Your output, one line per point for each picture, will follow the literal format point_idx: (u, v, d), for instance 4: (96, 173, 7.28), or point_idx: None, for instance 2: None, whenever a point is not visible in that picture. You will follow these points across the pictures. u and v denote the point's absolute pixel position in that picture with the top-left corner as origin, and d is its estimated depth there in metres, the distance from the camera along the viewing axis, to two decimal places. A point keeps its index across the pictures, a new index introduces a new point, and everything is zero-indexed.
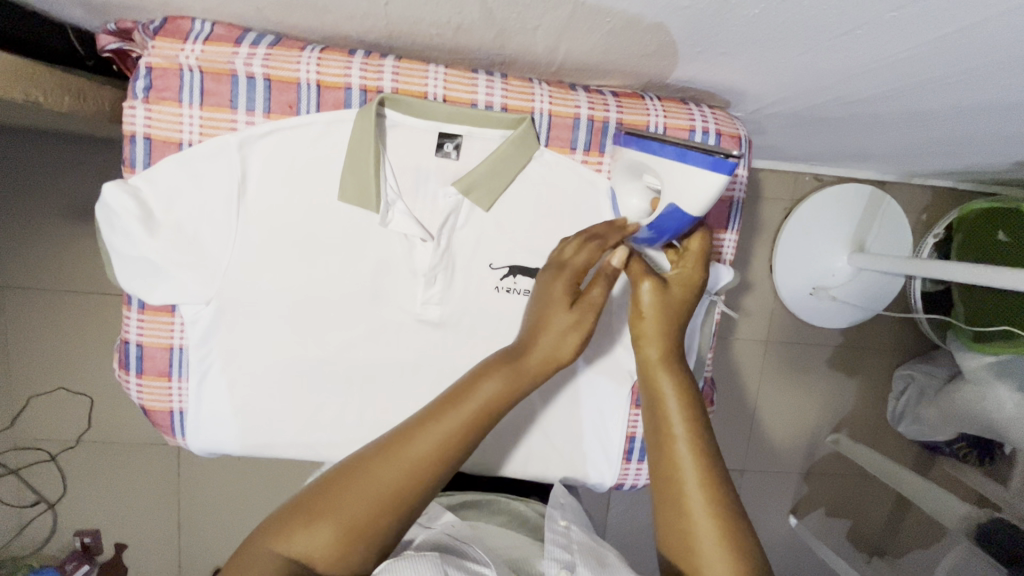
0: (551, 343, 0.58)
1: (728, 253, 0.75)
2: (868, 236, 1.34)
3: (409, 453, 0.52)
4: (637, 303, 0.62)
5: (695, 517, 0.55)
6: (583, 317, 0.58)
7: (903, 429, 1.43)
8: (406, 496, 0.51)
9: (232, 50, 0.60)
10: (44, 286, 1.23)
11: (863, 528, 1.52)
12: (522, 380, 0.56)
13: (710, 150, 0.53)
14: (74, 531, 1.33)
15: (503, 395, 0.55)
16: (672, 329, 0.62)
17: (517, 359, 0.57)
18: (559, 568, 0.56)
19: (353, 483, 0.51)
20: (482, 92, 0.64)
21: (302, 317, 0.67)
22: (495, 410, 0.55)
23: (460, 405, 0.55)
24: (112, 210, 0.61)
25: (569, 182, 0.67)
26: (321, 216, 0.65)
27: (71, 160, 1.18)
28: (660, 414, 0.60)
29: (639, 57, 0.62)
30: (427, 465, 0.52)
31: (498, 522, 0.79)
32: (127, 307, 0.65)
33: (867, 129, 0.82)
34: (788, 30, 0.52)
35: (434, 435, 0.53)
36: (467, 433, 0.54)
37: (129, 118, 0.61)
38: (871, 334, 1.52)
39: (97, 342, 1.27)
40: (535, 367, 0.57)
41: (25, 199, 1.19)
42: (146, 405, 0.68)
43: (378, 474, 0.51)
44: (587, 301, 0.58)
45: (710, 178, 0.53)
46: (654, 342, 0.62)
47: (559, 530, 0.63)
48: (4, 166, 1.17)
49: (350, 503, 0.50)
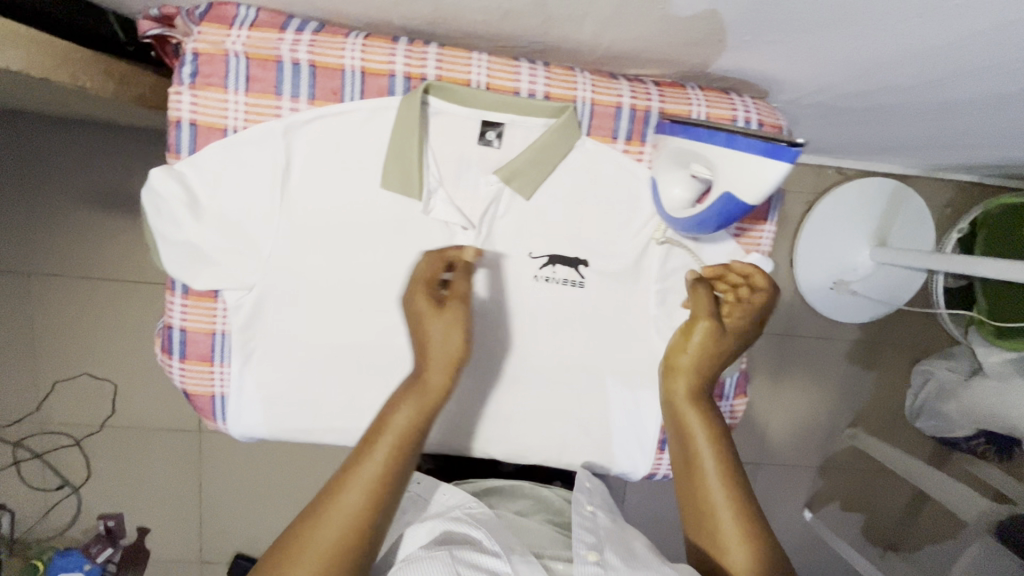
0: (442, 350, 0.59)
1: (768, 243, 0.72)
2: (890, 232, 1.33)
3: (339, 507, 0.53)
4: (690, 331, 0.65)
5: (718, 521, 0.59)
6: (456, 317, 0.60)
7: (922, 425, 1.41)
8: (348, 548, 0.52)
9: (279, 37, 0.61)
10: (70, 273, 1.24)
11: (878, 522, 1.53)
12: (428, 398, 0.59)
13: (774, 137, 0.53)
14: (98, 515, 1.33)
15: (416, 421, 0.58)
16: (710, 359, 0.65)
17: (419, 381, 0.59)
18: (587, 550, 0.56)
19: (299, 549, 0.52)
20: (525, 81, 0.64)
21: (342, 304, 0.67)
22: (412, 433, 0.57)
23: (379, 442, 0.56)
24: (158, 195, 0.61)
25: (609, 171, 0.67)
26: (364, 203, 0.65)
27: (98, 148, 1.19)
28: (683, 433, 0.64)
29: (684, 46, 0.61)
30: (362, 512, 0.53)
31: (519, 507, 0.77)
32: (171, 291, 0.66)
33: (903, 122, 0.82)
34: (840, 20, 0.52)
35: (360, 481, 0.54)
36: (390, 466, 0.56)
37: (175, 103, 0.62)
38: (890, 329, 1.51)
39: (122, 328, 1.27)
40: (436, 382, 0.59)
41: (55, 185, 1.20)
42: (189, 389, 0.69)
43: (319, 532, 0.52)
44: (453, 297, 0.60)
45: (775, 165, 0.54)
46: (693, 369, 0.65)
47: (585, 513, 0.63)
48: (34, 152, 1.18)
49: (298, 572, 0.51)
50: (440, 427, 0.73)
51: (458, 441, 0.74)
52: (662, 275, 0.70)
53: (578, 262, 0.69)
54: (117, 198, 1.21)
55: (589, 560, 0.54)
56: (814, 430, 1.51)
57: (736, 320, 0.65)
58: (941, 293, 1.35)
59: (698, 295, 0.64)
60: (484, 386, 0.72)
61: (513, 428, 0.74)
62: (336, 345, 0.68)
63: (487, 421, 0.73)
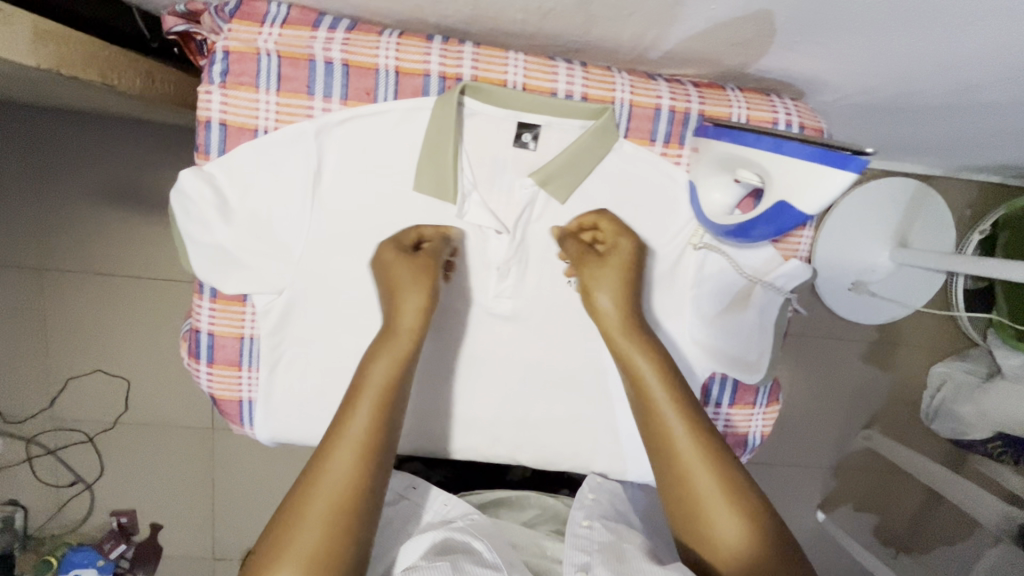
0: (414, 307, 0.59)
1: (806, 249, 0.70)
2: (912, 231, 1.21)
3: (328, 469, 0.52)
4: (585, 285, 0.63)
5: (691, 474, 0.57)
6: (425, 278, 0.60)
7: (936, 427, 1.25)
8: (348, 512, 0.51)
9: (311, 34, 0.59)
10: (83, 268, 1.21)
11: (890, 524, 1.39)
12: (401, 349, 0.58)
13: (841, 145, 0.51)
14: (111, 511, 1.29)
15: (394, 373, 0.57)
16: (627, 303, 0.62)
17: (393, 334, 0.58)
18: (578, 572, 0.55)
19: (297, 515, 0.51)
20: (563, 81, 0.62)
21: (373, 307, 0.66)
22: (389, 387, 0.56)
23: (361, 397, 0.55)
24: (188, 197, 0.60)
25: (646, 175, 0.66)
26: (396, 206, 0.64)
27: (113, 144, 1.17)
28: (637, 389, 0.61)
29: (728, 46, 0.59)
30: (352, 471, 0.52)
31: (528, 517, 0.75)
32: (199, 295, 0.65)
33: (946, 125, 0.78)
34: (900, 20, 0.49)
35: (347, 440, 0.53)
36: (374, 420, 0.55)
37: (205, 102, 0.60)
38: (909, 328, 1.35)
39: (135, 323, 1.24)
40: (412, 333, 0.58)
41: (70, 181, 1.18)
42: (216, 394, 0.68)
43: (314, 495, 0.51)
44: (422, 261, 0.60)
45: (840, 176, 0.51)
46: (614, 318, 0.62)
47: (581, 531, 0.61)
48: (52, 149, 1.16)
49: (298, 539, 0.49)
50: (469, 433, 0.72)
51: (487, 447, 0.73)
52: (698, 280, 0.69)
53: None
54: (131, 192, 1.19)
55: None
56: (824, 428, 1.37)
57: (623, 251, 0.64)
58: (961, 294, 1.24)
59: (567, 251, 0.65)
60: (514, 392, 0.71)
61: (542, 434, 0.72)
62: (365, 349, 0.67)
63: (517, 427, 0.72)
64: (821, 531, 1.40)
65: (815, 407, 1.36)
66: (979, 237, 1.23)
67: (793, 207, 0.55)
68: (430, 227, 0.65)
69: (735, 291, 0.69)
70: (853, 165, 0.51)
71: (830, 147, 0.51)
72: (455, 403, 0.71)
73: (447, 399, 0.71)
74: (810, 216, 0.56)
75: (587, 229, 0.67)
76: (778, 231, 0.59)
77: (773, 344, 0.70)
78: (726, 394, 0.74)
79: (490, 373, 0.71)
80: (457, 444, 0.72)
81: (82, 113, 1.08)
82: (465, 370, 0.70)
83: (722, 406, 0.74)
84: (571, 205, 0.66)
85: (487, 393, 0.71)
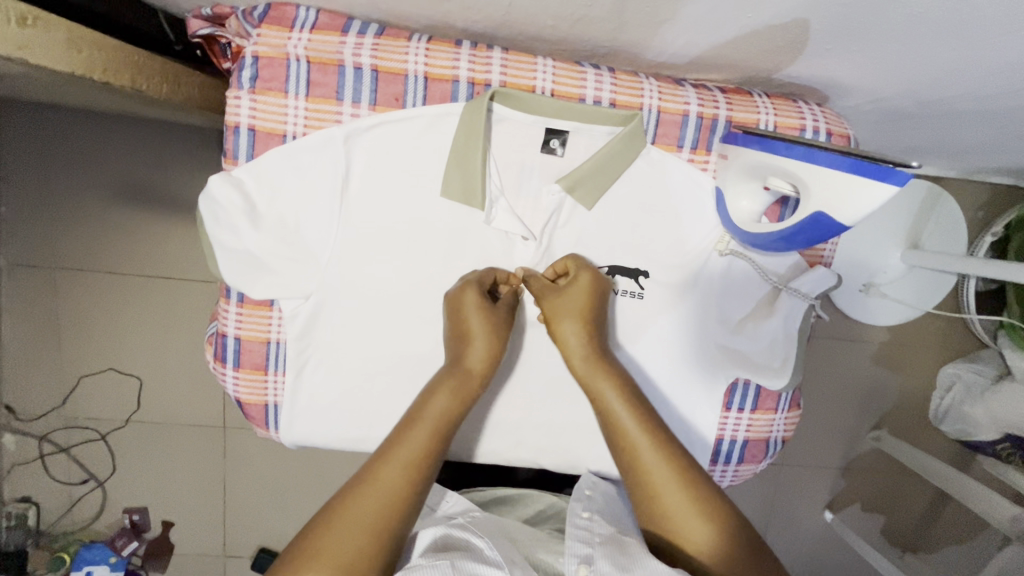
0: (483, 348, 0.61)
1: (829, 257, 0.72)
2: (925, 232, 1.14)
3: (376, 484, 0.53)
4: (549, 317, 0.64)
5: (664, 493, 0.57)
6: (496, 327, 0.62)
7: (945, 429, 1.22)
8: (388, 527, 0.52)
9: (340, 40, 0.59)
10: (90, 266, 1.17)
11: (897, 526, 1.34)
12: (468, 387, 0.61)
13: (882, 160, 0.50)
14: (124, 508, 1.28)
15: (453, 408, 0.59)
16: (589, 330, 0.63)
17: (461, 371, 0.61)
18: (578, 564, 0.49)
19: (332, 526, 0.51)
20: (591, 88, 0.63)
21: (399, 311, 0.67)
22: (449, 421, 0.59)
23: (418, 425, 0.58)
24: (217, 203, 0.60)
25: (671, 181, 0.67)
26: (423, 212, 0.65)
27: (114, 128, 1.11)
28: (606, 416, 0.62)
29: (758, 53, 0.59)
30: (401, 489, 0.54)
31: (530, 514, 0.72)
32: (226, 300, 0.66)
33: (974, 131, 0.77)
34: (940, 31, 0.48)
35: (398, 460, 0.55)
36: (428, 447, 0.57)
37: (234, 108, 0.60)
38: (917, 330, 1.30)
39: (143, 321, 1.20)
40: (477, 372, 0.61)
41: (77, 172, 1.13)
42: (242, 398, 0.69)
43: (354, 507, 0.52)
44: (496, 313, 0.63)
45: (878, 190, 0.50)
46: (577, 346, 0.63)
47: (581, 523, 0.56)
48: (57, 138, 1.11)
49: (331, 547, 0.49)
50: (492, 436, 0.73)
51: (509, 450, 0.73)
52: (723, 284, 0.69)
53: (639, 272, 0.69)
54: (144, 191, 1.14)
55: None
56: (833, 429, 1.33)
57: (583, 285, 0.64)
58: (970, 298, 1.19)
59: (531, 286, 0.65)
60: (538, 397, 0.72)
61: (565, 438, 0.73)
62: (392, 353, 0.68)
63: (540, 431, 0.73)
64: (830, 530, 1.38)
65: (825, 405, 1.32)
66: (990, 239, 1.16)
67: (831, 219, 0.55)
68: (504, 271, 0.66)
69: (759, 296, 0.70)
70: (896, 178, 0.50)
71: (869, 159, 0.51)
72: (479, 408, 0.72)
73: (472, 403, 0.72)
74: (849, 227, 0.55)
75: (553, 270, 0.67)
76: (813, 241, 0.60)
77: (797, 348, 0.70)
78: (748, 400, 0.74)
79: (514, 378, 0.72)
80: (480, 448, 0.73)
81: (91, 109, 1.03)
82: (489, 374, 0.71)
83: (745, 411, 0.74)
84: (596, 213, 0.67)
85: (510, 398, 0.72)
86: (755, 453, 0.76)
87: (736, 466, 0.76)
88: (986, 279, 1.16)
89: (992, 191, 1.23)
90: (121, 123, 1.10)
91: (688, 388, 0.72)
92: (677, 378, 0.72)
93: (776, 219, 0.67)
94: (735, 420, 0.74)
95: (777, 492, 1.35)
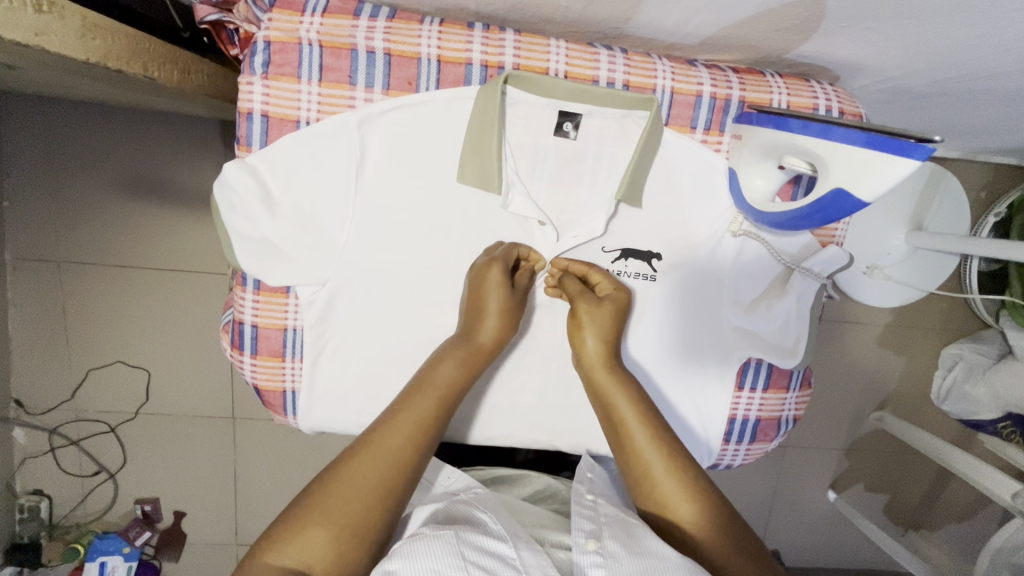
0: (494, 328, 0.63)
1: (841, 237, 0.72)
2: (929, 213, 1.13)
3: (386, 441, 0.56)
4: (576, 321, 0.65)
5: (673, 504, 0.56)
6: (509, 312, 0.64)
7: (946, 408, 1.23)
8: (394, 484, 0.54)
9: (352, 23, 0.59)
10: (93, 258, 1.16)
11: (900, 503, 1.36)
12: (476, 357, 0.63)
13: (908, 133, 0.49)
14: (136, 499, 1.28)
15: (460, 376, 0.62)
16: (610, 344, 0.65)
17: (470, 343, 0.63)
18: (586, 538, 0.49)
19: (340, 480, 0.53)
20: (605, 69, 0.63)
21: (415, 296, 0.68)
22: (454, 390, 0.61)
23: (427, 391, 0.60)
24: (232, 189, 0.60)
25: (687, 161, 0.67)
26: (439, 198, 0.65)
27: (112, 118, 1.10)
28: (616, 423, 0.62)
29: (772, 32, 0.59)
30: (407, 447, 0.56)
31: (528, 494, 0.72)
32: (241, 287, 0.66)
33: (982, 109, 0.77)
34: (957, 9, 0.48)
35: (408, 423, 0.57)
36: (435, 413, 0.59)
37: (247, 94, 0.60)
38: (923, 310, 1.30)
39: (148, 311, 1.20)
40: (486, 349, 0.63)
41: (78, 165, 1.12)
42: (260, 384, 0.70)
43: (361, 469, 0.53)
44: (514, 299, 0.64)
45: (904, 165, 0.50)
46: (594, 357, 0.64)
47: (585, 502, 0.55)
48: (53, 131, 1.10)
49: (338, 501, 0.51)
50: (508, 419, 0.74)
51: (525, 433, 0.74)
52: (736, 266, 0.70)
53: (652, 255, 0.70)
54: (148, 185, 1.13)
55: (588, 551, 0.47)
56: (837, 410, 1.34)
57: (615, 304, 0.66)
58: (975, 278, 1.19)
59: (567, 288, 0.67)
60: (553, 380, 0.73)
61: (580, 420, 0.74)
62: (411, 337, 0.69)
63: (555, 413, 0.74)
64: (833, 510, 1.39)
65: (830, 386, 1.33)
66: (993, 220, 1.16)
67: (851, 197, 0.55)
68: (526, 247, 0.68)
69: (772, 276, 0.70)
70: (918, 153, 0.50)
71: (887, 134, 0.51)
72: (494, 392, 0.73)
73: (488, 387, 0.72)
74: (868, 204, 0.55)
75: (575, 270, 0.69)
76: (829, 220, 0.60)
77: (811, 328, 0.70)
78: (760, 380, 0.75)
79: (529, 361, 0.72)
80: (495, 431, 0.74)
81: (90, 100, 1.01)
82: (504, 358, 0.72)
83: (757, 391, 0.75)
84: (621, 206, 0.68)
85: (526, 382, 0.73)
86: (766, 431, 0.77)
87: (747, 446, 0.77)
88: (990, 259, 1.16)
89: (995, 171, 1.24)
90: (119, 113, 1.09)
91: (699, 372, 0.73)
92: (691, 359, 0.73)
93: (789, 198, 0.67)
94: (747, 399, 0.75)
95: (784, 473, 1.36)
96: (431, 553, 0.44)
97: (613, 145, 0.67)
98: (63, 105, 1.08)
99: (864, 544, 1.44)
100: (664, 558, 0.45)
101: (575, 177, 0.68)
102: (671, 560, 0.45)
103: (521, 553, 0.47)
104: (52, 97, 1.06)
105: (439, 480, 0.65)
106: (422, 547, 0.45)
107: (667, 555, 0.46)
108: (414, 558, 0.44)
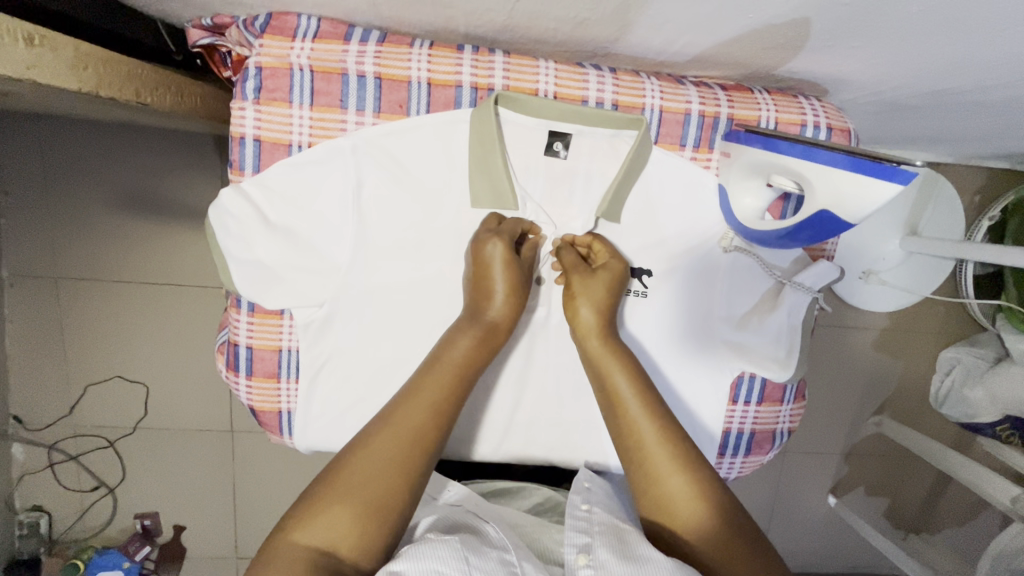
0: (504, 302, 0.63)
1: (832, 252, 0.74)
2: (922, 218, 1.13)
3: (406, 421, 0.56)
4: (569, 294, 0.66)
5: (663, 477, 0.57)
6: (517, 284, 0.63)
7: (947, 412, 1.20)
8: (414, 464, 0.54)
9: (343, 48, 0.60)
10: (93, 275, 1.17)
11: (900, 505, 1.36)
12: (496, 336, 0.63)
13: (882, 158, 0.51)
14: (135, 513, 1.28)
15: (476, 352, 0.61)
16: (604, 314, 0.65)
17: (487, 324, 0.62)
18: (576, 554, 0.49)
19: (360, 459, 0.53)
20: (594, 89, 0.64)
21: (409, 315, 0.68)
22: (469, 367, 0.60)
23: (438, 371, 0.59)
24: (227, 212, 0.62)
25: (677, 178, 0.68)
26: (432, 219, 0.66)
27: (109, 135, 1.10)
28: (611, 398, 0.62)
29: (760, 50, 0.60)
30: (426, 425, 0.56)
31: (530, 506, 0.72)
32: (236, 309, 0.67)
33: (972, 120, 0.78)
34: (944, 26, 0.49)
35: (423, 403, 0.57)
36: (450, 393, 0.59)
37: (239, 119, 0.61)
38: (918, 313, 1.30)
39: (146, 327, 1.20)
40: (501, 326, 0.63)
41: (76, 183, 1.12)
42: (256, 405, 0.70)
43: (380, 448, 0.54)
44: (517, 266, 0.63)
45: (882, 189, 0.52)
46: (590, 328, 0.64)
47: (580, 514, 0.55)
48: (51, 151, 1.10)
49: (361, 478, 0.52)
50: (505, 436, 0.74)
51: (521, 449, 0.74)
52: (729, 280, 0.70)
53: (641, 272, 0.70)
54: (147, 200, 1.14)
55: (580, 565, 0.47)
56: (834, 415, 1.34)
57: (612, 270, 0.66)
58: (970, 282, 1.19)
59: (562, 260, 0.67)
60: (548, 397, 0.73)
61: (576, 436, 0.74)
62: (405, 361, 0.68)
63: (551, 429, 0.74)
64: (834, 515, 1.39)
65: (828, 390, 1.33)
66: (988, 223, 1.17)
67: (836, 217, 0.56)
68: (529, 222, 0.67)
69: (763, 290, 0.71)
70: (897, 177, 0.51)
71: (871, 158, 0.52)
72: (489, 409, 0.73)
73: (483, 404, 0.73)
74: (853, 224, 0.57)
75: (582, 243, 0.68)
76: (817, 237, 0.61)
77: (802, 341, 0.71)
78: (754, 393, 0.75)
79: (525, 375, 0.73)
80: (491, 447, 0.74)
81: (84, 118, 1.02)
82: (498, 376, 0.72)
83: (751, 404, 0.75)
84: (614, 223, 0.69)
85: (522, 399, 0.73)
86: (761, 444, 0.77)
87: (742, 461, 0.77)
88: (984, 264, 1.16)
89: (989, 174, 1.24)
90: (114, 131, 1.10)
91: (684, 395, 0.73)
92: (682, 375, 0.73)
93: (779, 215, 0.68)
94: (742, 413, 0.75)
95: (783, 478, 1.36)
96: (436, 556, 0.45)
97: (603, 164, 0.67)
98: (59, 125, 1.09)
99: (865, 548, 1.44)
100: (655, 563, 0.46)
101: (569, 195, 0.69)
102: (661, 562, 0.46)
103: (521, 562, 0.47)
104: (49, 116, 1.07)
105: (438, 495, 0.64)
106: (425, 548, 0.46)
107: (657, 558, 0.46)
108: (419, 559, 0.45)
